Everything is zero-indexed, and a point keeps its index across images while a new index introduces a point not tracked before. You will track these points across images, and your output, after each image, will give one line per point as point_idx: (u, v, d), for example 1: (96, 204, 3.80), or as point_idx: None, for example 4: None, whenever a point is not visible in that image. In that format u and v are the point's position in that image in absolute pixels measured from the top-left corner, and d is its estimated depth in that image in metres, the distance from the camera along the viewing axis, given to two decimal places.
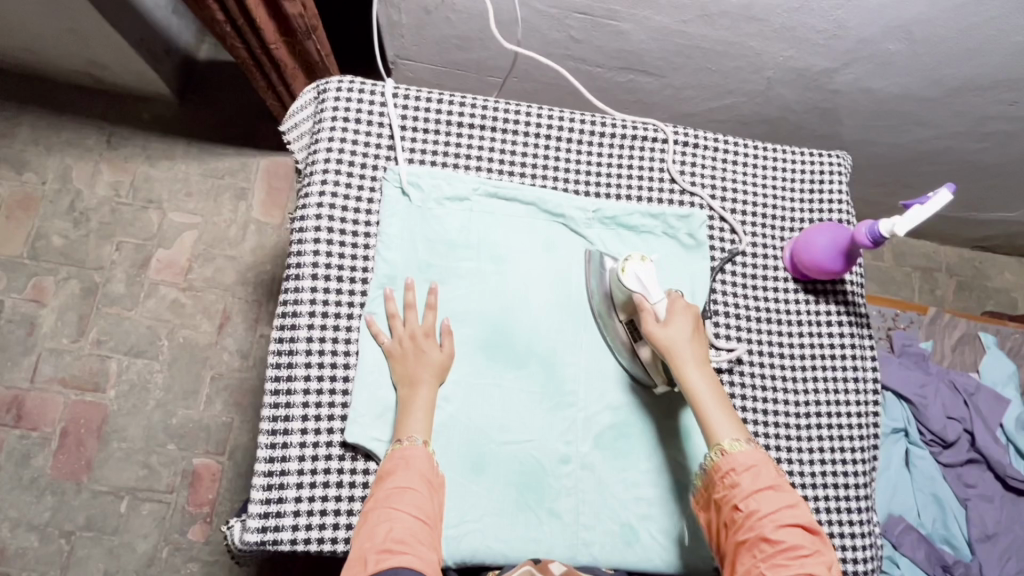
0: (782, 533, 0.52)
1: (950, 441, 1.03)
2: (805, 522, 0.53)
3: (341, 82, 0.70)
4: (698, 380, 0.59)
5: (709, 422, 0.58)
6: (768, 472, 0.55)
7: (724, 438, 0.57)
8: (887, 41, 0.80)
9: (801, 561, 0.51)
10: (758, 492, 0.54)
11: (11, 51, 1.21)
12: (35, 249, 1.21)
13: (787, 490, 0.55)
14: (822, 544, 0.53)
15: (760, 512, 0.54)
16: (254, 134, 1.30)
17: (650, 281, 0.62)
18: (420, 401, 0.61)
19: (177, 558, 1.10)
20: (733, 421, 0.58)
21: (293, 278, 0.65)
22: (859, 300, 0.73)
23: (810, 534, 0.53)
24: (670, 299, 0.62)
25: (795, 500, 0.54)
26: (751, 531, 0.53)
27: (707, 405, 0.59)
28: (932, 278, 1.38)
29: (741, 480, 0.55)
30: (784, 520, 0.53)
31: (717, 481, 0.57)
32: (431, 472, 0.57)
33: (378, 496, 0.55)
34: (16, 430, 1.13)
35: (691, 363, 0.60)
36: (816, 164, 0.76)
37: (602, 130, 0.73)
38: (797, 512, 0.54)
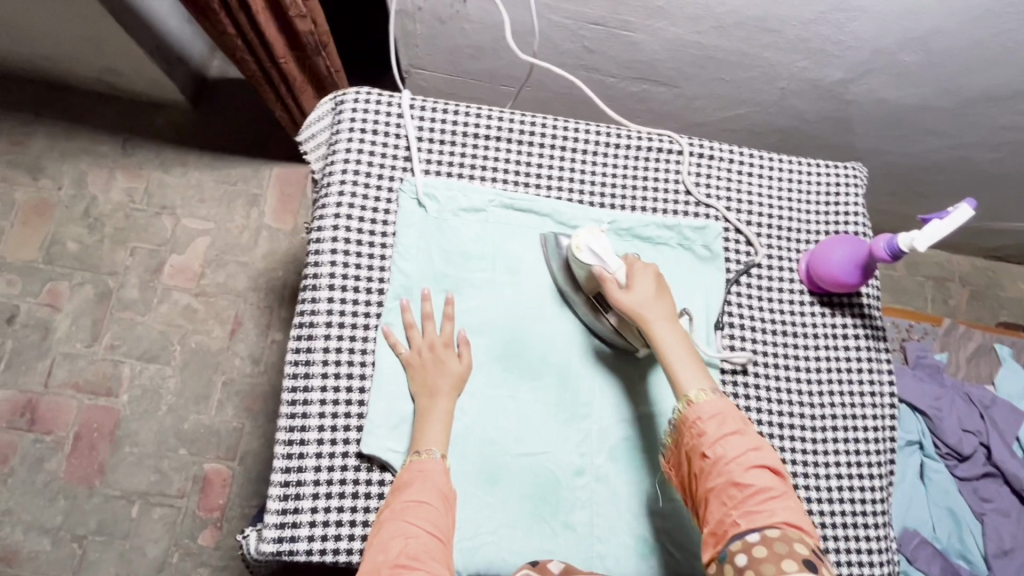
0: (749, 476, 0.53)
1: (965, 454, 1.02)
2: (769, 463, 0.55)
3: (358, 94, 0.71)
4: (665, 336, 0.60)
5: (676, 374, 0.59)
6: (733, 418, 0.56)
7: (690, 388, 0.58)
8: (902, 52, 0.79)
9: (770, 503, 0.52)
10: (723, 437, 0.55)
11: (28, 59, 1.23)
12: (51, 254, 1.23)
13: (750, 432, 0.56)
14: (786, 484, 0.54)
15: (727, 457, 0.54)
16: (266, 141, 1.31)
17: (605, 247, 0.63)
18: (438, 412, 0.61)
19: (188, 563, 1.10)
20: (701, 370, 0.59)
21: (310, 289, 0.65)
22: (876, 314, 0.73)
23: (775, 475, 0.54)
24: (629, 262, 0.63)
25: (759, 443, 0.56)
26: (720, 477, 0.54)
27: (675, 359, 0.59)
28: (945, 287, 1.37)
29: (706, 426, 0.56)
30: (749, 463, 0.54)
31: (685, 432, 0.57)
32: (446, 487, 0.57)
33: (393, 508, 0.55)
34: (30, 434, 1.14)
35: (658, 321, 0.60)
36: (832, 176, 0.76)
37: (618, 141, 0.74)
38: (761, 454, 0.55)
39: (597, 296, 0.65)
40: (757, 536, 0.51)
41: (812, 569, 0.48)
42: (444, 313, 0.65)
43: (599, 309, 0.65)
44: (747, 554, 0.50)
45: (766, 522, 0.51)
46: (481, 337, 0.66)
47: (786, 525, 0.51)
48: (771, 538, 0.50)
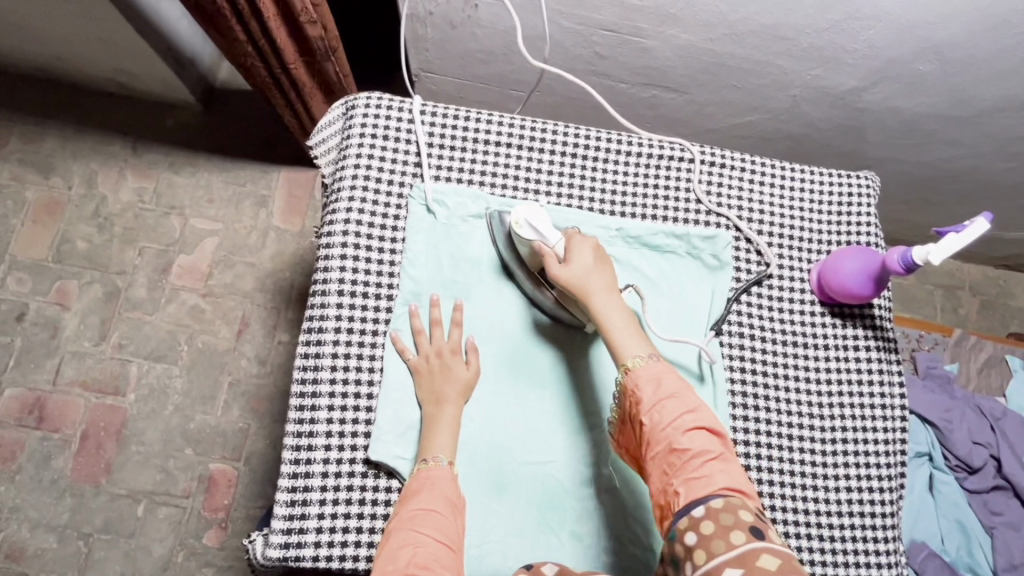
0: (687, 441, 0.52)
1: (975, 466, 1.01)
2: (708, 425, 0.54)
3: (369, 99, 0.71)
4: (604, 306, 0.59)
5: (615, 343, 0.58)
6: (669, 381, 0.56)
7: (629, 357, 0.57)
8: (917, 61, 0.79)
9: (709, 467, 0.51)
10: (660, 402, 0.54)
11: (41, 58, 1.24)
12: (60, 252, 1.23)
13: (687, 394, 0.55)
14: (725, 446, 0.53)
15: (663, 421, 0.54)
16: (275, 142, 1.32)
17: (545, 222, 0.62)
18: (445, 420, 0.61)
19: (192, 563, 1.10)
20: (641, 338, 0.58)
21: (319, 294, 0.65)
22: (887, 325, 0.72)
23: (714, 437, 0.53)
24: (568, 236, 0.63)
25: (696, 404, 0.55)
26: (659, 444, 0.53)
27: (614, 328, 0.58)
28: (955, 296, 1.36)
29: (644, 392, 0.55)
30: (686, 428, 0.53)
31: (627, 402, 0.57)
32: (454, 494, 0.57)
33: (401, 517, 0.54)
34: (38, 432, 1.15)
35: (597, 291, 0.60)
36: (844, 186, 0.75)
37: (629, 149, 0.73)
38: (698, 417, 0.54)
39: (541, 271, 0.65)
40: (702, 509, 0.49)
41: (757, 535, 0.46)
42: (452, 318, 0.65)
43: (546, 284, 0.65)
44: (696, 531, 0.48)
45: (706, 488, 0.50)
46: (487, 344, 0.66)
47: (727, 489, 0.50)
48: (712, 504, 0.49)
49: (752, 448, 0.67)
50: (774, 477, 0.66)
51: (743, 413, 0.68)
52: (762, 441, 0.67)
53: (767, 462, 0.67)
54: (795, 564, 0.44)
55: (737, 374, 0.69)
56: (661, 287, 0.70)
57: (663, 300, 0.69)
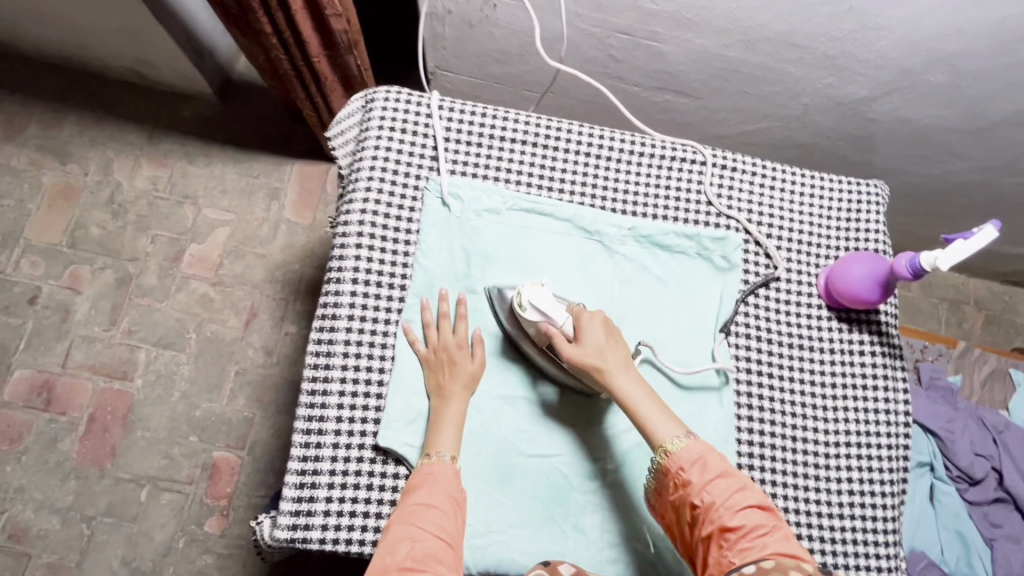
0: (740, 519, 0.53)
1: (977, 478, 1.01)
2: (757, 502, 0.55)
3: (388, 92, 0.72)
4: (626, 385, 0.60)
5: (648, 426, 0.59)
6: (715, 461, 0.56)
7: (666, 439, 0.58)
8: (929, 73, 0.80)
9: (763, 541, 0.52)
10: (709, 483, 0.55)
11: (62, 46, 1.26)
12: (74, 238, 1.25)
13: (735, 473, 0.56)
14: (776, 519, 0.54)
15: (716, 502, 0.54)
16: (290, 136, 1.33)
17: (547, 300, 0.62)
18: (450, 414, 0.61)
19: (193, 549, 1.11)
20: (671, 417, 0.59)
21: (334, 281, 0.66)
22: (893, 331, 0.73)
23: (766, 513, 0.54)
24: (575, 313, 0.63)
25: (744, 482, 0.56)
26: (713, 523, 0.54)
27: (643, 409, 0.59)
28: (960, 310, 1.36)
29: (690, 474, 0.56)
30: (739, 505, 0.54)
31: (668, 481, 0.57)
32: (455, 490, 0.57)
33: (402, 510, 0.55)
34: (45, 414, 1.16)
35: (617, 369, 0.60)
36: (853, 193, 0.76)
37: (642, 149, 0.74)
38: (748, 493, 0.55)
39: (549, 347, 0.63)
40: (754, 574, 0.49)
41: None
42: (456, 313, 0.66)
43: (556, 360, 0.63)
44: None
45: (764, 560, 0.50)
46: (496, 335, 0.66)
47: (782, 558, 0.50)
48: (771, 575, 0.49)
49: (755, 448, 0.67)
50: (777, 478, 0.67)
51: (748, 413, 0.68)
52: (766, 442, 0.68)
53: (770, 462, 0.67)
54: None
55: (743, 375, 0.69)
56: (670, 286, 0.71)
57: (672, 300, 0.70)
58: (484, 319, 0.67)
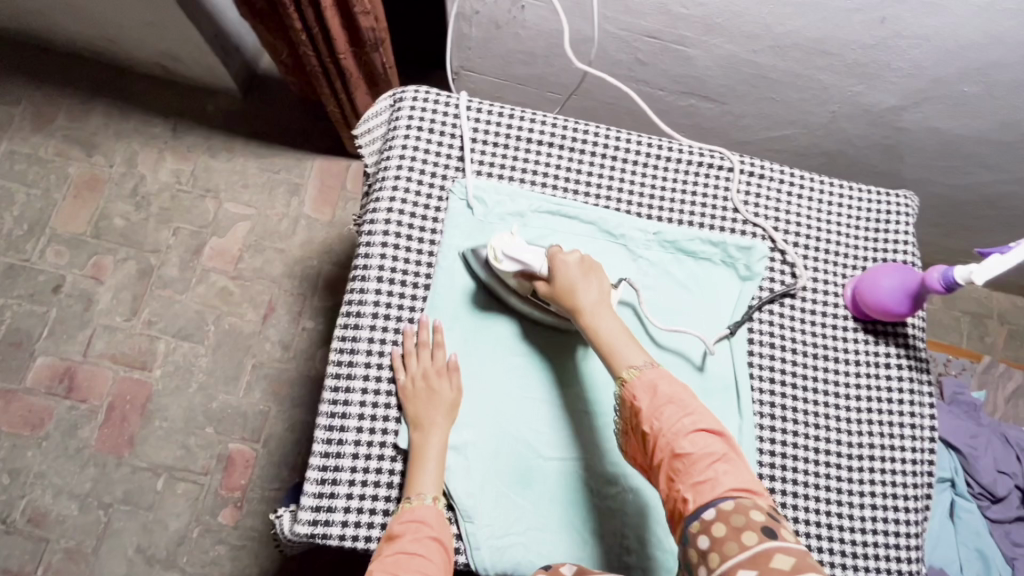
0: (689, 445, 0.51)
1: (999, 496, 0.99)
2: (707, 426, 0.52)
3: (417, 92, 0.73)
4: (595, 320, 0.59)
5: (611, 356, 0.57)
6: (667, 385, 0.54)
7: (625, 367, 0.57)
8: (963, 83, 0.78)
9: (713, 470, 0.50)
10: (659, 409, 0.53)
11: (91, 39, 1.28)
12: (98, 228, 1.27)
13: (684, 397, 0.54)
14: (727, 445, 0.52)
15: (665, 429, 0.52)
16: (311, 133, 1.34)
17: (520, 248, 0.62)
18: (431, 451, 0.60)
19: (206, 539, 1.12)
20: (636, 346, 0.58)
21: (359, 280, 0.67)
22: (920, 344, 0.72)
23: (717, 437, 0.52)
24: (552, 254, 0.62)
25: (694, 406, 0.53)
26: (663, 451, 0.52)
27: (611, 339, 0.58)
28: (983, 324, 1.34)
29: (642, 401, 0.54)
30: (688, 431, 0.52)
31: (626, 410, 0.56)
32: (440, 535, 0.56)
33: (383, 560, 0.53)
34: (66, 401, 1.18)
35: (590, 304, 0.59)
36: (882, 203, 0.75)
37: (669, 154, 0.74)
38: (697, 419, 0.53)
39: (533, 292, 0.64)
40: (712, 513, 0.48)
41: (770, 537, 0.46)
42: (433, 341, 0.64)
43: (539, 303, 0.65)
44: (707, 535, 0.47)
45: (716, 494, 0.49)
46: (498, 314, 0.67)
47: (735, 490, 0.49)
48: (728, 513, 0.47)
49: (776, 459, 0.67)
50: (799, 489, 0.66)
51: (769, 423, 0.68)
52: (789, 452, 0.67)
53: (792, 473, 0.67)
54: (809, 563, 0.44)
55: (766, 384, 0.69)
56: (693, 292, 0.70)
57: (695, 306, 0.69)
58: (482, 289, 0.67)
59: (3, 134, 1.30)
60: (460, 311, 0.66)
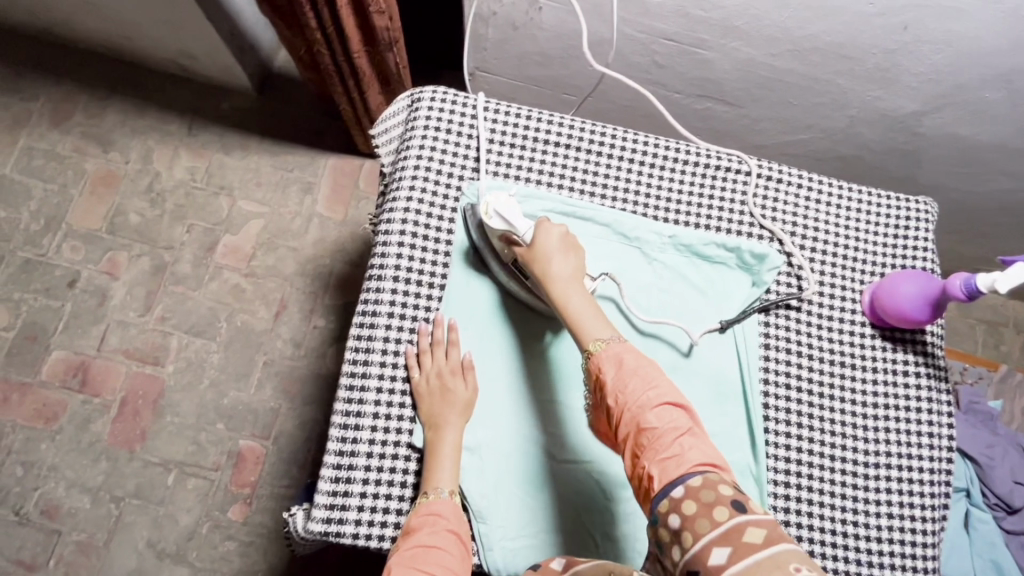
0: (654, 419, 0.51)
1: (1015, 506, 0.98)
2: (671, 399, 0.53)
3: (435, 92, 0.73)
4: (564, 291, 0.59)
5: (577, 328, 0.58)
6: (632, 359, 0.55)
7: (590, 340, 0.57)
8: (984, 88, 0.77)
9: (679, 445, 0.50)
10: (624, 382, 0.53)
11: (109, 37, 1.29)
12: (113, 224, 1.28)
13: (649, 371, 0.54)
14: (691, 418, 0.52)
15: (629, 402, 0.52)
16: (325, 132, 1.35)
17: (515, 212, 0.63)
18: (447, 446, 0.60)
19: (216, 535, 1.13)
20: (603, 321, 0.58)
21: (375, 279, 0.67)
22: (939, 352, 0.71)
23: (680, 411, 0.52)
24: (538, 224, 0.63)
25: (658, 379, 0.54)
26: (628, 426, 0.52)
27: (578, 312, 0.58)
28: (998, 332, 1.32)
29: (607, 374, 0.54)
30: (653, 405, 0.52)
31: (593, 384, 0.56)
32: (458, 526, 0.56)
33: (402, 554, 0.53)
34: (80, 395, 1.19)
35: (560, 278, 0.60)
36: (901, 210, 0.74)
37: (686, 158, 0.74)
38: (662, 392, 0.53)
39: (514, 260, 0.65)
40: (681, 490, 0.48)
41: (739, 510, 0.46)
42: (448, 339, 0.65)
43: (517, 274, 0.65)
44: (678, 514, 0.47)
45: (682, 468, 0.49)
46: (483, 278, 0.67)
47: (701, 464, 0.49)
48: (697, 490, 0.47)
49: (792, 465, 0.66)
50: (814, 496, 0.66)
51: (784, 428, 0.67)
52: (804, 458, 0.67)
53: (807, 480, 0.66)
54: (780, 533, 0.44)
55: (782, 389, 0.68)
56: (707, 294, 0.70)
57: (709, 309, 0.69)
58: (474, 252, 0.68)
59: (22, 129, 1.31)
60: (452, 265, 0.67)
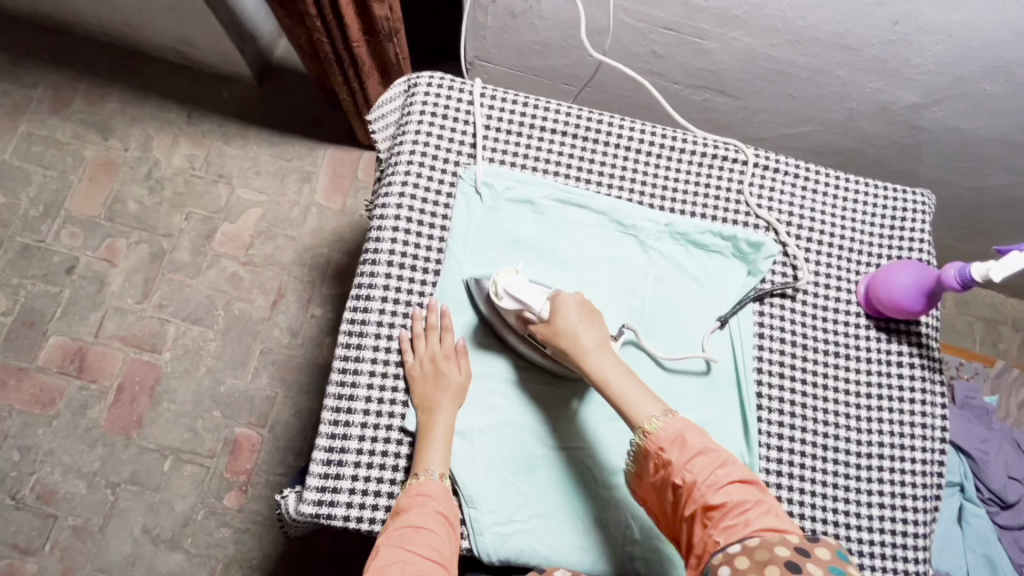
0: (723, 496, 0.51)
1: (1009, 502, 0.98)
2: (740, 478, 0.53)
3: (431, 77, 0.73)
4: (606, 369, 0.58)
5: (627, 408, 0.57)
6: (696, 437, 0.54)
7: (644, 419, 0.56)
8: (984, 81, 0.77)
9: (745, 515, 0.50)
10: (690, 460, 0.53)
11: (109, 24, 1.29)
12: (112, 211, 1.28)
13: (715, 448, 0.54)
14: (761, 494, 0.52)
15: (698, 480, 0.52)
16: (324, 122, 1.35)
17: (523, 287, 0.60)
18: (439, 428, 0.60)
19: (211, 521, 1.13)
20: (649, 395, 0.57)
21: (369, 263, 0.67)
22: (933, 344, 0.71)
23: (750, 488, 0.52)
24: (553, 298, 0.60)
25: (726, 458, 0.54)
26: (696, 502, 0.52)
27: (622, 390, 0.57)
28: (996, 330, 1.32)
29: (670, 454, 0.54)
30: (722, 483, 0.52)
31: (649, 463, 0.55)
32: (446, 509, 0.56)
33: (391, 533, 0.54)
34: (77, 380, 1.19)
35: (590, 352, 0.58)
36: (898, 201, 0.74)
37: (682, 146, 0.73)
38: (730, 470, 0.53)
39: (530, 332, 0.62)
40: (738, 547, 0.48)
41: (794, 569, 0.45)
42: (441, 325, 0.65)
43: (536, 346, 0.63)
44: (730, 565, 0.47)
45: (747, 537, 0.48)
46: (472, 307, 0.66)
47: (765, 532, 0.48)
48: (755, 551, 0.47)
49: (784, 454, 0.66)
50: (806, 485, 0.66)
51: (776, 418, 0.67)
52: (797, 447, 0.67)
53: (800, 469, 0.66)
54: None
55: (775, 379, 0.68)
56: (703, 284, 0.70)
57: (705, 298, 0.69)
58: (483, 323, 0.66)
59: (21, 115, 1.31)
60: (439, 287, 0.67)
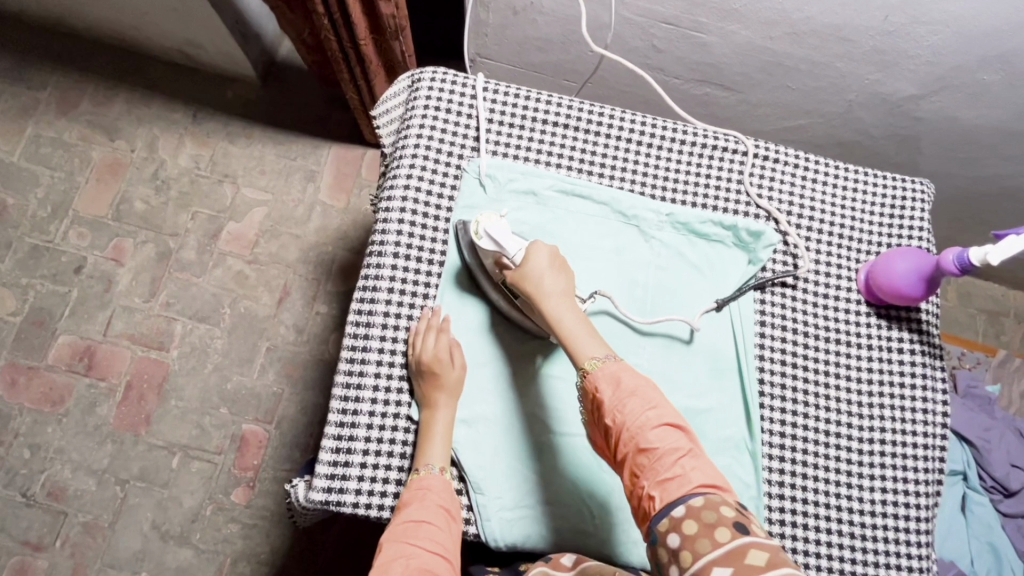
0: (655, 439, 0.51)
1: (1012, 489, 0.98)
2: (670, 420, 0.52)
3: (435, 72, 0.74)
4: (560, 311, 0.59)
5: (573, 346, 0.57)
6: (630, 378, 0.54)
7: (586, 359, 0.56)
8: (982, 70, 0.78)
9: (681, 466, 0.50)
10: (623, 402, 0.53)
11: (115, 26, 1.30)
12: (119, 211, 1.29)
13: (649, 391, 0.53)
14: (691, 440, 0.52)
15: (628, 424, 0.52)
16: (328, 122, 1.36)
17: (503, 232, 0.63)
18: (439, 423, 0.61)
19: (220, 517, 1.14)
20: (598, 339, 0.58)
21: (375, 255, 0.68)
22: (934, 330, 0.71)
23: (680, 432, 0.52)
24: (527, 244, 0.62)
25: (656, 401, 0.53)
26: (627, 446, 0.51)
27: (572, 331, 0.58)
28: (999, 322, 1.32)
29: (605, 394, 0.54)
30: (653, 425, 0.51)
31: (589, 402, 0.56)
32: (446, 503, 0.57)
33: (394, 529, 0.54)
34: (86, 378, 1.20)
35: (552, 294, 0.59)
36: (898, 190, 0.75)
37: (683, 137, 0.74)
38: (661, 412, 0.52)
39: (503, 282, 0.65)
40: (682, 510, 0.47)
41: (742, 531, 0.45)
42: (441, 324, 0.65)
43: (507, 293, 0.65)
44: (678, 533, 0.46)
45: (685, 493, 0.48)
46: (476, 295, 0.67)
47: (703, 487, 0.48)
48: (700, 512, 0.46)
49: (786, 439, 0.67)
50: (808, 470, 0.67)
51: (777, 404, 0.68)
52: (799, 433, 0.67)
53: (801, 454, 0.67)
54: (782, 557, 0.44)
55: (776, 365, 0.69)
56: (705, 273, 0.70)
57: (706, 287, 0.70)
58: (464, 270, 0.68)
59: (28, 117, 1.33)
60: (442, 285, 0.67)
